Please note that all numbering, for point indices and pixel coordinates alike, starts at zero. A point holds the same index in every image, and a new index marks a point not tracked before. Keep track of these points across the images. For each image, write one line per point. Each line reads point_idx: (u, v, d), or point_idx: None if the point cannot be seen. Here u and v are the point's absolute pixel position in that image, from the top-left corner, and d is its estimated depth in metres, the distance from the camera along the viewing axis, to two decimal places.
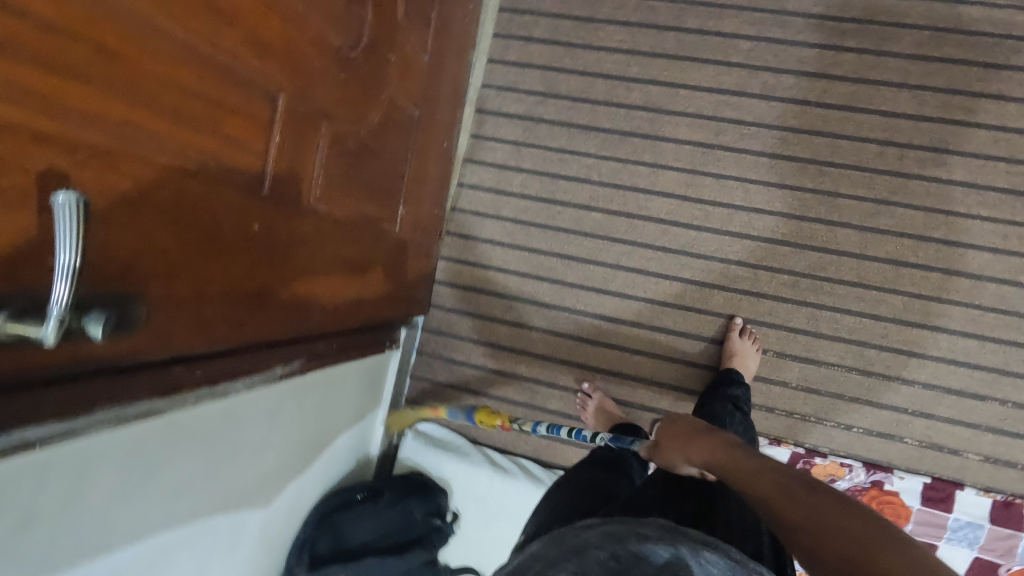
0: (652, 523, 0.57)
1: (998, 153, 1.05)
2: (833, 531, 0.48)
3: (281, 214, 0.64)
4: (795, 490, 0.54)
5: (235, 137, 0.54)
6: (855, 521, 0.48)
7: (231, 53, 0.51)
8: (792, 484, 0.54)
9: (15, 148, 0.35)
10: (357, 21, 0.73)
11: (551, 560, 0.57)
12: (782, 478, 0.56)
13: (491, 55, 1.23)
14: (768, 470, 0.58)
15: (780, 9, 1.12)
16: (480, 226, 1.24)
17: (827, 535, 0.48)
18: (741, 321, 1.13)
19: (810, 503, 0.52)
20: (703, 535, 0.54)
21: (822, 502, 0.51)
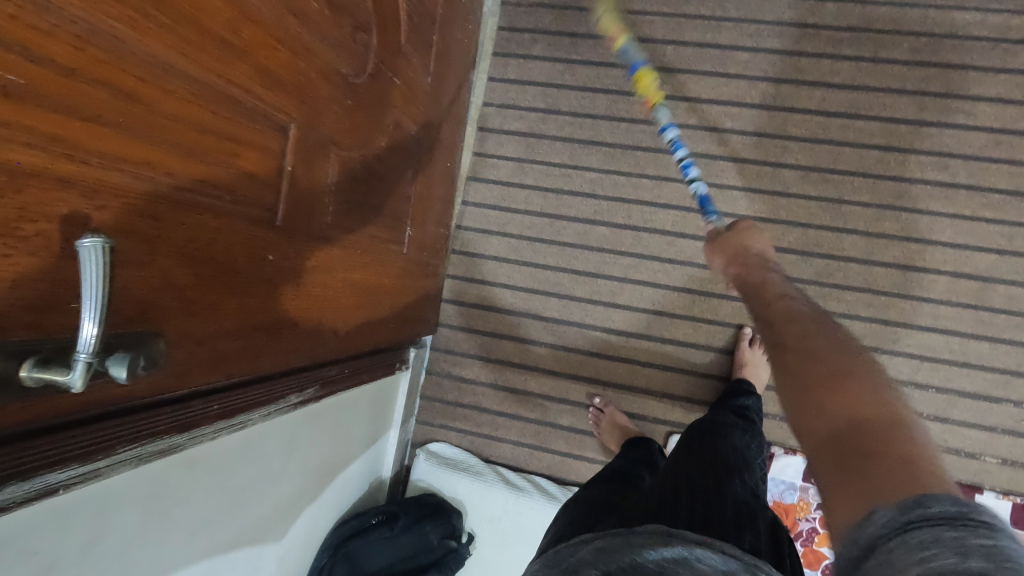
0: (642, 531, 0.59)
1: (1000, 155, 1.06)
2: (827, 361, 0.53)
3: (293, 244, 0.64)
4: (818, 330, 0.58)
5: (248, 170, 0.54)
6: (854, 361, 0.53)
7: (243, 87, 0.51)
8: (809, 331, 0.58)
9: (38, 195, 0.35)
10: (363, 47, 0.73)
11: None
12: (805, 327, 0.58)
13: (490, 74, 1.24)
14: (801, 309, 0.62)
15: (775, 19, 1.13)
16: (486, 244, 1.24)
17: (815, 358, 0.54)
18: (750, 331, 1.13)
19: (822, 342, 0.56)
20: (696, 535, 0.57)
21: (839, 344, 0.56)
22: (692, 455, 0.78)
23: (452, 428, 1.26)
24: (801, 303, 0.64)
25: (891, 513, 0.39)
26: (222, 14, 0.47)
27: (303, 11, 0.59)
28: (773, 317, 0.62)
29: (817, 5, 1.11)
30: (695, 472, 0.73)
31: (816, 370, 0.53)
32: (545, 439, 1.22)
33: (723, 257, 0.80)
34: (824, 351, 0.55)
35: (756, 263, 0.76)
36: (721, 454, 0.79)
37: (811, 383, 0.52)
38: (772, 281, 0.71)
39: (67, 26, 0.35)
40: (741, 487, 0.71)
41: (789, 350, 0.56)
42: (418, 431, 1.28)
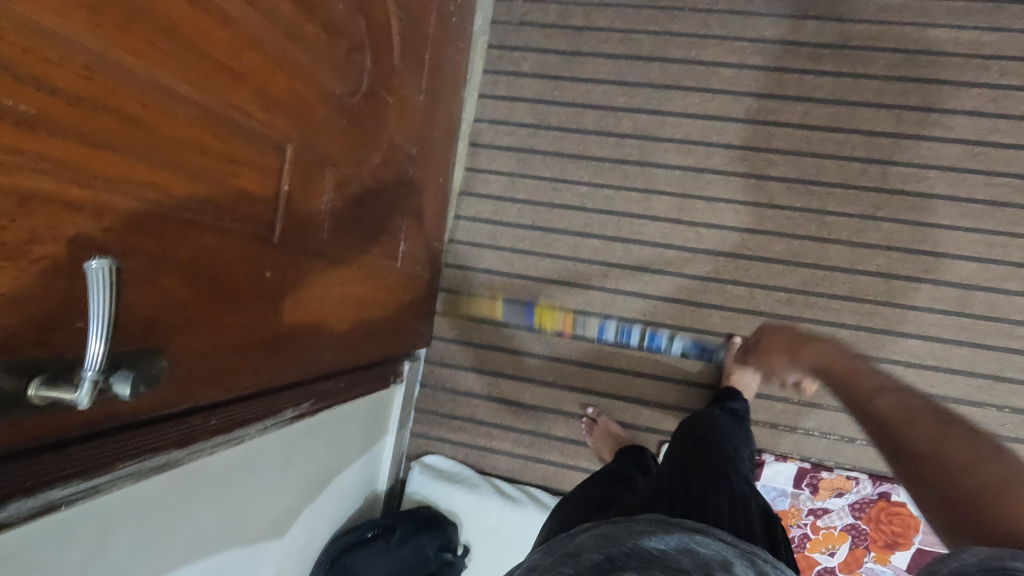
0: (644, 521, 0.61)
1: (976, 166, 1.09)
2: (980, 475, 0.45)
3: (291, 260, 0.65)
4: (963, 437, 0.49)
5: (248, 189, 0.56)
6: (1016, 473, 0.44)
7: (242, 110, 0.53)
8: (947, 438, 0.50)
9: (48, 218, 0.37)
10: (357, 68, 0.75)
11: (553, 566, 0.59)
12: (941, 432, 0.51)
13: (482, 90, 1.26)
14: (920, 408, 0.55)
15: (757, 36, 1.16)
16: (479, 257, 1.25)
17: (963, 473, 0.46)
18: (739, 340, 1.15)
19: (956, 448, 0.49)
20: (693, 523, 0.59)
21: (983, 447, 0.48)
22: (684, 448, 0.80)
23: (447, 440, 1.27)
24: (911, 401, 0.56)
25: (982, 553, 0.38)
26: (222, 40, 0.49)
27: (299, 36, 0.61)
28: (890, 424, 0.56)
29: (798, 23, 1.15)
30: (688, 464, 0.75)
31: (967, 487, 0.45)
32: (540, 449, 1.23)
33: (775, 362, 0.84)
34: (971, 460, 0.47)
35: (845, 357, 0.70)
36: (714, 450, 0.80)
37: (966, 503, 0.44)
38: (873, 375, 0.64)
39: (76, 56, 0.37)
40: (733, 478, 0.74)
41: (918, 465, 0.50)
42: (413, 443, 1.28)
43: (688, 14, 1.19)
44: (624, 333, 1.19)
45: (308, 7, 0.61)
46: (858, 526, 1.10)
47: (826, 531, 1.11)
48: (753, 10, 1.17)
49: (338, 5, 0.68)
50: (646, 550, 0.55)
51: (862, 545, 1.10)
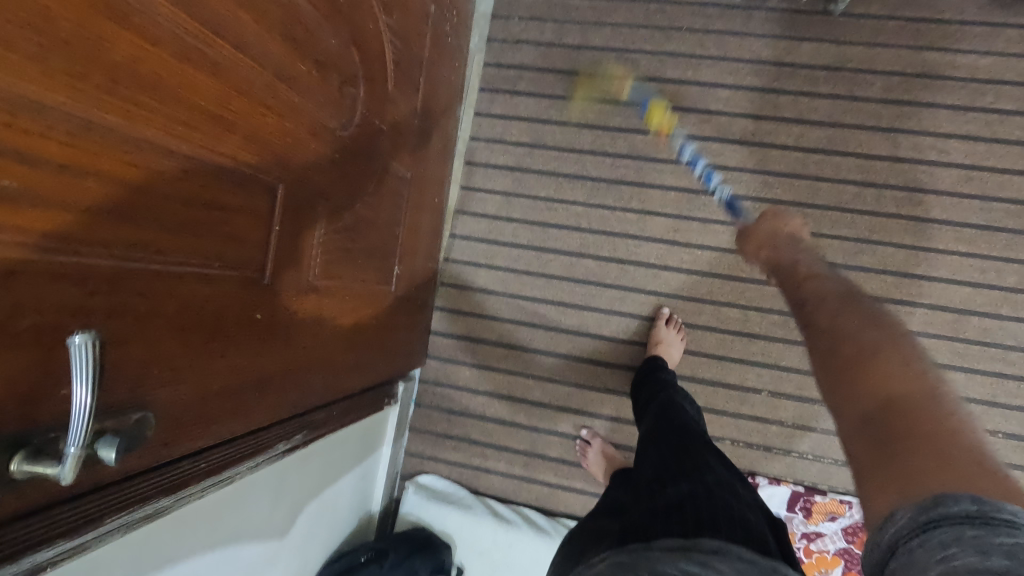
0: (661, 550, 0.62)
1: (971, 191, 1.09)
2: (856, 345, 0.58)
3: (281, 299, 0.65)
4: (851, 318, 0.63)
5: (238, 234, 0.55)
6: (883, 342, 0.57)
7: (231, 155, 0.53)
8: (844, 319, 0.63)
9: (30, 291, 0.36)
10: (350, 99, 0.74)
11: None
12: (834, 315, 0.65)
13: (477, 108, 1.26)
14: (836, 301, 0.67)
15: (753, 58, 1.16)
16: (474, 276, 1.25)
17: (843, 342, 0.59)
18: (667, 311, 1.17)
19: (856, 322, 0.62)
20: (713, 541, 0.61)
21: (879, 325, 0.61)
22: (676, 470, 0.78)
23: (442, 460, 1.26)
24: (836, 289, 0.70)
25: (911, 514, 0.42)
26: (211, 90, 0.49)
27: (289, 76, 0.60)
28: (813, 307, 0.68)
29: (795, 45, 1.15)
30: (683, 491, 0.73)
31: (846, 353, 0.58)
32: (534, 470, 1.23)
33: (755, 246, 0.91)
34: (854, 334, 0.60)
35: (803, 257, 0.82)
36: (707, 470, 0.78)
37: (844, 365, 0.57)
38: (815, 276, 0.76)
39: (59, 125, 0.36)
40: (730, 497, 0.72)
41: (827, 339, 0.61)
42: (407, 463, 1.27)
43: (685, 34, 1.18)
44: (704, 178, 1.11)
45: (298, 45, 0.61)
46: (851, 550, 1.11)
47: (819, 555, 1.11)
48: (750, 31, 1.16)
49: (330, 40, 0.67)
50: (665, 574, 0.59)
51: (855, 569, 1.10)
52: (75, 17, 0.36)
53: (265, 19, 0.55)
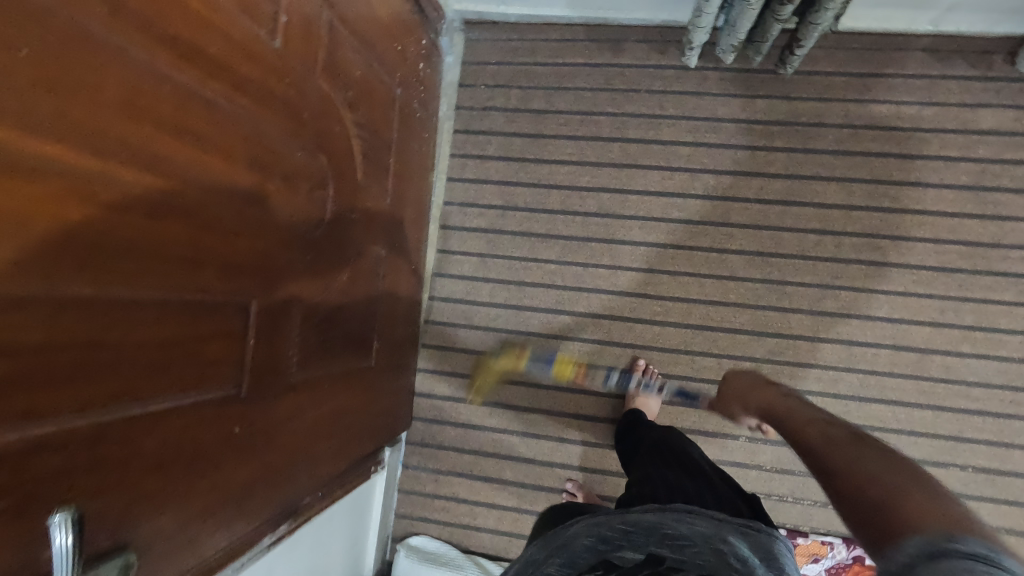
0: (638, 511, 0.71)
1: (924, 235, 1.14)
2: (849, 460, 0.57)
3: (260, 405, 0.67)
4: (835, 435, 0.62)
5: (213, 359, 0.58)
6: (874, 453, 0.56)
7: (205, 288, 0.56)
8: (834, 428, 0.64)
9: (13, 470, 0.39)
10: (321, 200, 0.78)
11: (546, 558, 0.71)
12: (824, 428, 0.65)
13: (450, 174, 1.30)
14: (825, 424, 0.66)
15: (711, 115, 1.21)
16: (455, 336, 1.28)
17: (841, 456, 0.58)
18: (644, 362, 1.20)
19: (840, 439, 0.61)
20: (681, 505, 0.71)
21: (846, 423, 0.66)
22: (648, 473, 0.86)
23: (431, 520, 1.28)
24: (774, 392, 0.81)
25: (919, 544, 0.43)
26: (183, 236, 0.52)
27: (259, 198, 0.63)
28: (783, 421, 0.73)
29: (749, 103, 1.20)
30: (655, 487, 0.81)
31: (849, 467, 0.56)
32: (523, 525, 1.25)
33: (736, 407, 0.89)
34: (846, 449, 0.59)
35: (770, 396, 0.82)
36: (682, 466, 0.86)
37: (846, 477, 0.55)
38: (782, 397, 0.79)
39: (35, 312, 0.40)
40: (699, 484, 0.81)
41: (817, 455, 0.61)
42: (399, 525, 1.29)
43: (644, 95, 1.23)
44: (624, 378, 1.19)
45: (267, 169, 0.64)
46: None
47: None
48: (705, 90, 1.21)
49: (298, 153, 0.71)
50: (636, 529, 0.69)
51: None
52: (49, 214, 0.40)
53: (233, 155, 0.58)
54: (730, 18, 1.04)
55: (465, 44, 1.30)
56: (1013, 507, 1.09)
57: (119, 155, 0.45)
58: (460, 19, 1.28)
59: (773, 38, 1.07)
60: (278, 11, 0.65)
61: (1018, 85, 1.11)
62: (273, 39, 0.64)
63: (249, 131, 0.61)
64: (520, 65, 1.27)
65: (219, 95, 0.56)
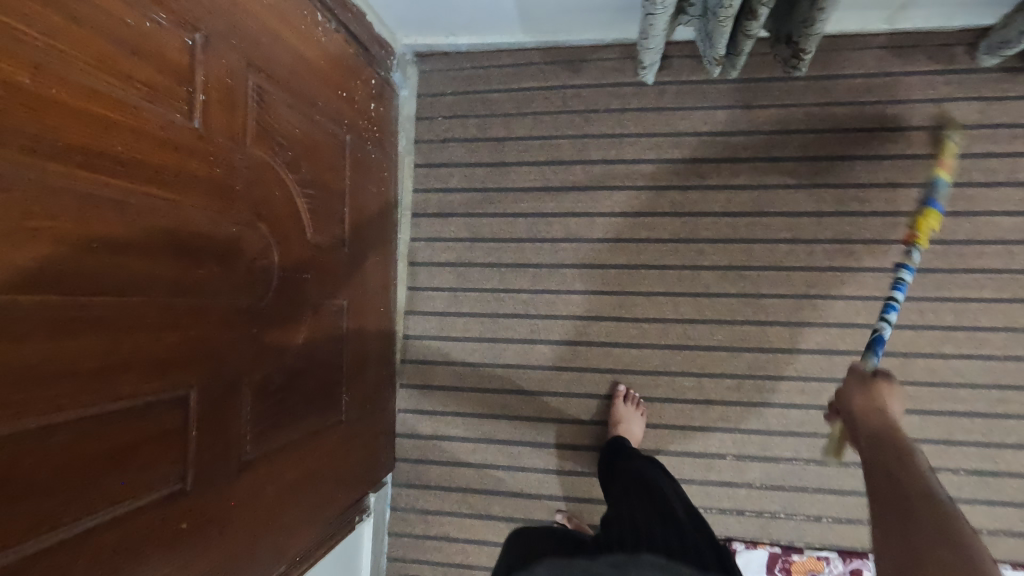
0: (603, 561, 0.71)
1: (897, 236, 1.11)
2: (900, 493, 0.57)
3: (211, 494, 0.66)
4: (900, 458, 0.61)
5: (148, 461, 0.57)
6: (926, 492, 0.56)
7: (131, 394, 0.54)
8: (905, 450, 0.62)
9: None
10: (264, 270, 0.76)
11: None
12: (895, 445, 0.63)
13: (414, 210, 1.28)
14: (893, 437, 0.64)
15: (672, 130, 1.18)
16: (432, 374, 1.26)
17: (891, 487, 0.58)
18: (624, 387, 1.18)
19: (900, 465, 0.60)
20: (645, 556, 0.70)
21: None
22: (621, 513, 0.83)
23: (424, 561, 1.26)
24: (885, 406, 0.70)
25: None
26: (96, 348, 0.51)
27: (190, 287, 0.62)
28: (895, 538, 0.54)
29: (709, 115, 1.17)
30: (624, 527, 0.79)
31: (897, 499, 0.57)
32: None
33: (846, 393, 0.75)
34: (903, 479, 0.58)
35: (898, 433, 0.65)
36: (653, 501, 0.84)
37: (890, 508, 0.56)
38: (882, 409, 0.70)
39: None
40: (667, 528, 0.78)
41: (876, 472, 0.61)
42: (392, 568, 1.27)
43: (603, 114, 1.21)
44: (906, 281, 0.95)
45: (198, 255, 0.63)
46: None
47: None
48: (664, 105, 1.19)
49: (233, 229, 0.69)
50: None
51: None
52: None
53: (154, 250, 0.56)
54: (706, 30, 0.97)
55: (418, 76, 1.28)
56: (1008, 508, 1.07)
57: (12, 285, 0.43)
58: (411, 52, 1.26)
59: (712, 70, 1.07)
60: (195, 90, 0.63)
61: (980, 76, 1.09)
62: (192, 120, 0.62)
63: (172, 221, 0.59)
64: (475, 94, 1.25)
65: (131, 193, 0.54)
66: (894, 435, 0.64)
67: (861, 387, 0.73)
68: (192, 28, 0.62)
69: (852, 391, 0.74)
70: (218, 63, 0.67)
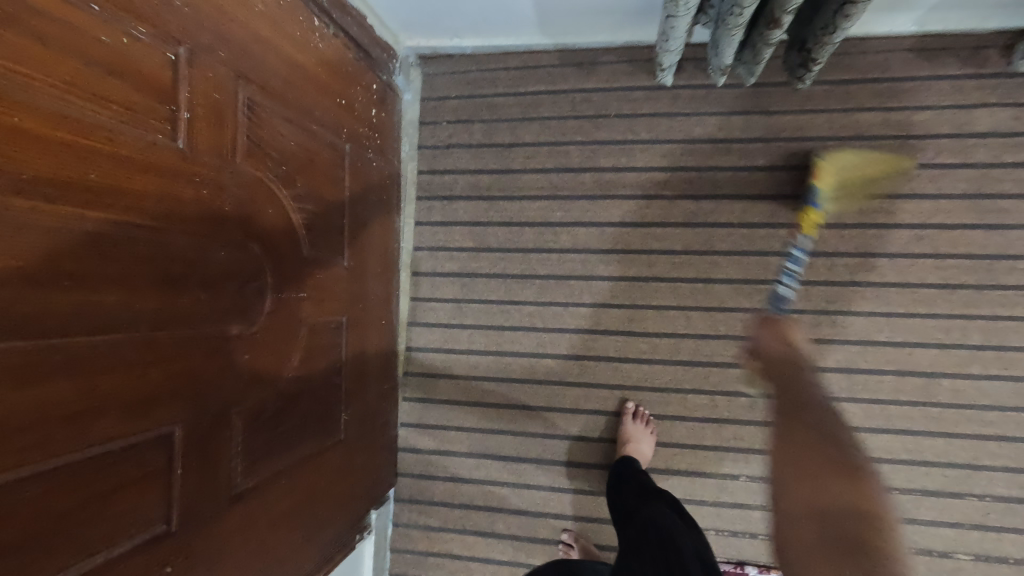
0: None
1: (923, 250, 1.06)
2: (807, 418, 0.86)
3: (197, 531, 0.63)
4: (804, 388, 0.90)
5: (126, 505, 0.54)
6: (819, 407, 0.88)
7: (106, 437, 0.52)
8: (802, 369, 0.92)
9: None
10: (255, 293, 0.72)
11: None
12: (792, 363, 0.93)
13: (417, 218, 1.24)
14: (793, 364, 0.92)
15: (686, 136, 1.13)
16: (435, 387, 1.23)
17: (803, 410, 0.87)
18: (633, 404, 1.14)
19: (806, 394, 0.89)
20: None
21: (889, 529, 0.73)
22: (622, 561, 0.84)
23: None
24: (799, 339, 0.96)
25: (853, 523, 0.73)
26: (65, 393, 0.48)
27: (173, 318, 0.58)
28: (798, 448, 0.82)
29: (725, 121, 1.12)
30: None
31: (798, 418, 0.87)
32: None
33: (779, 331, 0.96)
34: (818, 409, 0.87)
35: (801, 360, 0.93)
36: (645, 534, 0.84)
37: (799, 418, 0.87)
38: (795, 342, 0.95)
39: None
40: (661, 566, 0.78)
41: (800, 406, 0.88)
42: None
43: (613, 120, 1.16)
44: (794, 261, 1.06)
45: (182, 284, 0.59)
46: None
47: None
48: (678, 110, 1.14)
49: (221, 252, 0.65)
50: None
51: None
52: None
53: (132, 283, 0.53)
54: (714, 38, 0.92)
55: (422, 79, 1.23)
56: None
57: None
58: (414, 55, 1.22)
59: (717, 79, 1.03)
60: (179, 108, 0.59)
61: (1017, 81, 1.02)
62: (175, 140, 0.59)
63: (153, 251, 0.55)
64: (481, 98, 1.21)
65: (106, 224, 0.51)
66: (802, 361, 0.93)
67: (783, 324, 0.96)
68: (174, 41, 0.59)
69: (770, 325, 0.97)
70: (205, 77, 0.63)
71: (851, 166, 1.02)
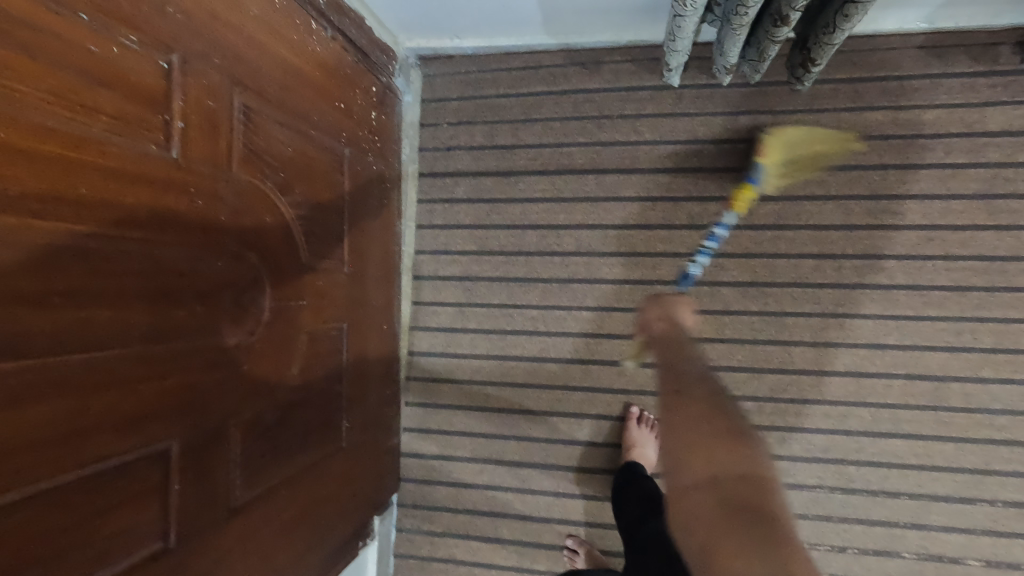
0: None
1: (932, 252, 1.04)
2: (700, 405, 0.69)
3: (195, 546, 0.62)
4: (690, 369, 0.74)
5: (122, 523, 0.53)
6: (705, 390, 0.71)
7: (99, 455, 0.50)
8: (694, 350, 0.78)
9: None
10: (253, 303, 0.71)
11: None
12: (674, 340, 0.79)
13: (419, 221, 1.23)
14: (674, 340, 0.79)
15: (690, 137, 1.12)
16: (438, 392, 1.22)
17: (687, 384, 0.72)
18: (637, 409, 1.13)
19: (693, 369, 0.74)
20: None
21: (774, 491, 0.63)
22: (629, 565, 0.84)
23: None
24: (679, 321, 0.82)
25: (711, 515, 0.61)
26: (57, 413, 0.47)
27: (168, 331, 0.57)
28: (683, 425, 0.68)
29: (731, 120, 1.10)
30: None
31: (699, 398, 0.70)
32: None
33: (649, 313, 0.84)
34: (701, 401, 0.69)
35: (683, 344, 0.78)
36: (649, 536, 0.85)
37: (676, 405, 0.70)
38: (677, 329, 0.80)
39: None
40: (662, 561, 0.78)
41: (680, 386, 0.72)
42: None
43: (617, 120, 1.14)
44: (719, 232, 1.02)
45: (177, 297, 0.58)
46: None
47: None
48: (682, 110, 1.12)
49: (217, 263, 0.64)
50: None
51: None
52: None
53: (126, 297, 0.52)
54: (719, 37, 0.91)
55: (422, 80, 1.22)
56: None
57: None
58: (414, 55, 1.20)
59: (725, 78, 1.01)
60: (172, 117, 0.58)
61: None
62: (169, 150, 0.57)
63: (146, 264, 0.54)
64: (482, 99, 1.19)
65: (97, 238, 0.49)
66: (680, 340, 0.79)
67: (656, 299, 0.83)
68: (166, 49, 0.57)
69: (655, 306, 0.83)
70: (199, 85, 0.62)
71: (799, 142, 0.99)
